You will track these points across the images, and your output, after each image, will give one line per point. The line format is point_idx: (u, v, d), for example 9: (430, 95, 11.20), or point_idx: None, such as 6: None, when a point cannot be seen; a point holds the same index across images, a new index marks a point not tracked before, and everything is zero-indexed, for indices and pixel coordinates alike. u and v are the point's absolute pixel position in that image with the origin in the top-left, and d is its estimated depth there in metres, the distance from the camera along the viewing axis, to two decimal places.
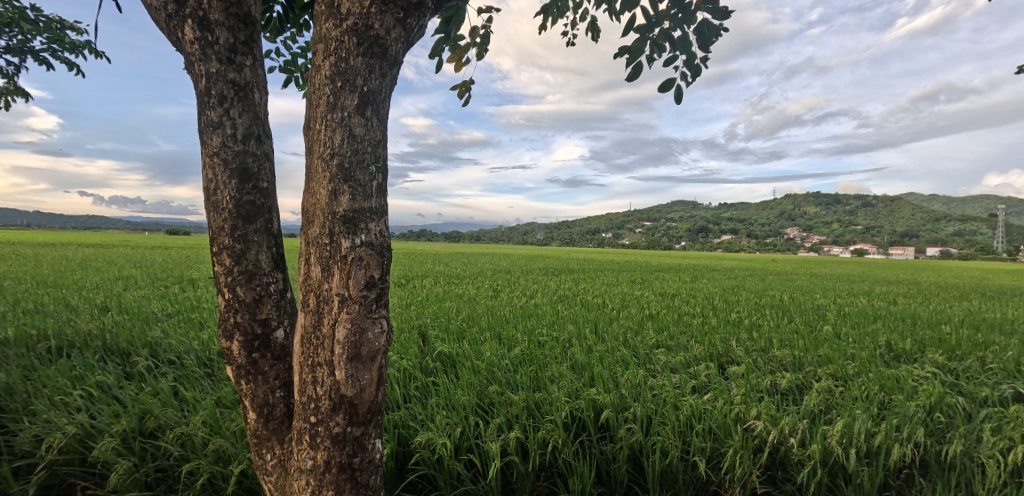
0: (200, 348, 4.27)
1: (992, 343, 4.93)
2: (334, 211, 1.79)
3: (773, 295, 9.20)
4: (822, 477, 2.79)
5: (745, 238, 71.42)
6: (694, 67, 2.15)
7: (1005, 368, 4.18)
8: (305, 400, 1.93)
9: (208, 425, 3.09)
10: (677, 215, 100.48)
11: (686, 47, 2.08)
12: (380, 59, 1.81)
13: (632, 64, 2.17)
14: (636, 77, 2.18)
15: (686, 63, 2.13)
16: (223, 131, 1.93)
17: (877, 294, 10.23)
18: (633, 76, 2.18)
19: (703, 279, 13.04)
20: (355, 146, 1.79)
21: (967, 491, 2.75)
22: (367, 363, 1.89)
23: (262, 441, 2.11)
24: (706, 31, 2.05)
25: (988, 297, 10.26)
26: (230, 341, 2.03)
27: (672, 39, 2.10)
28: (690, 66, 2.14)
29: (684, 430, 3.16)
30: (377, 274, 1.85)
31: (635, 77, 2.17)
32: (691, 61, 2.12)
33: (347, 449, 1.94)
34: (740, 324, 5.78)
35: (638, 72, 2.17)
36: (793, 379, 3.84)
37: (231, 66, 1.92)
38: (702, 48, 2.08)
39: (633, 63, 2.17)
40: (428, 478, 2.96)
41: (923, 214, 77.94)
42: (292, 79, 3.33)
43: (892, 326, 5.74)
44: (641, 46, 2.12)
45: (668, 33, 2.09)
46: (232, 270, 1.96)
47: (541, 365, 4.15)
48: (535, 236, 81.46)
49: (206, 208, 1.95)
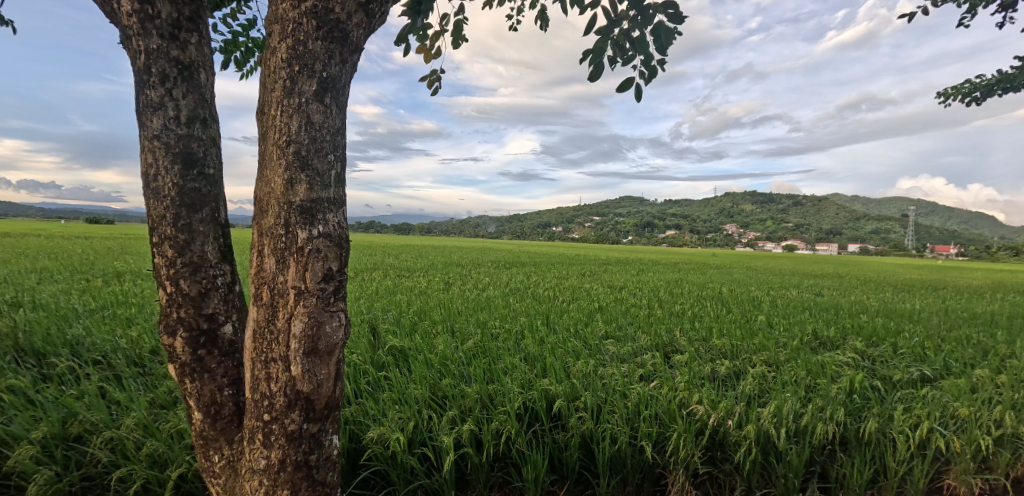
0: (130, 346, 4.00)
1: (903, 330, 5.38)
2: (290, 201, 1.73)
3: (714, 287, 9.62)
4: (757, 456, 2.96)
5: (687, 234, 74.17)
6: (652, 68, 2.21)
7: (914, 352, 4.59)
8: (258, 397, 1.86)
9: (141, 427, 2.91)
10: (623, 210, 102.76)
11: (644, 47, 2.13)
12: (341, 44, 1.76)
13: (594, 64, 2.22)
14: (597, 77, 2.23)
15: (645, 63, 2.19)
16: (165, 112, 1.82)
17: (804, 286, 10.96)
18: (594, 77, 2.23)
19: (648, 272, 13.41)
20: (313, 134, 1.73)
21: (882, 467, 2.99)
22: (325, 357, 1.84)
23: (209, 441, 2.01)
24: (663, 32, 2.11)
25: (905, 289, 11.13)
26: (173, 338, 1.92)
27: (631, 39, 2.15)
28: (647, 67, 2.20)
29: (632, 417, 3.27)
30: (335, 266, 1.80)
31: (596, 76, 2.23)
32: (649, 62, 2.17)
33: (304, 446, 1.88)
34: (683, 315, 6.03)
35: (599, 72, 2.22)
36: (731, 365, 4.06)
37: (175, 43, 1.82)
38: (660, 49, 2.14)
39: (595, 63, 2.22)
40: (381, 473, 2.93)
41: (846, 213, 83.47)
42: (230, 60, 3.20)
43: (817, 315, 6.17)
44: (602, 46, 2.19)
45: (627, 34, 2.15)
46: (175, 262, 1.86)
47: (494, 357, 4.19)
48: (486, 229, 81.00)
49: (146, 195, 1.83)
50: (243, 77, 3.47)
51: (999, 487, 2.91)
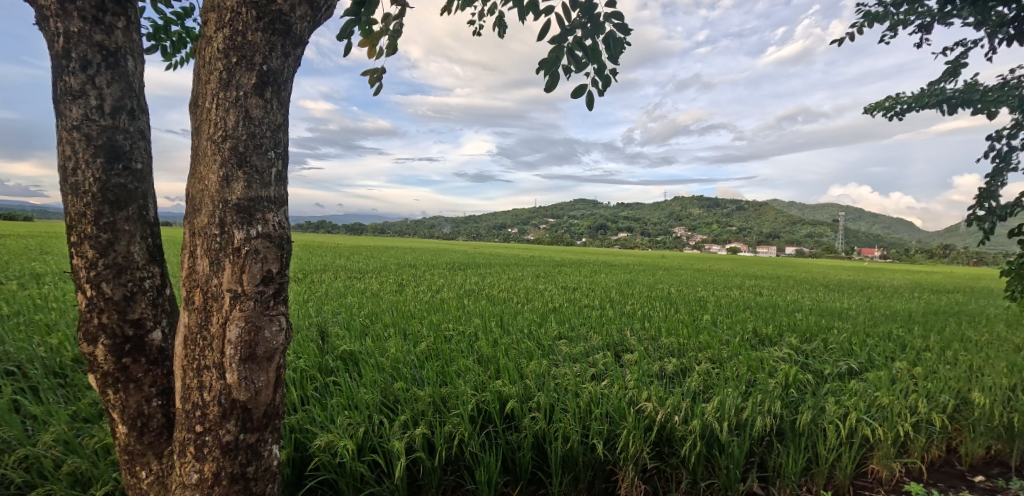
0: (49, 355, 3.70)
1: (833, 327, 5.71)
2: (226, 199, 1.63)
3: (662, 287, 9.90)
4: (701, 449, 3.06)
5: (638, 236, 76.17)
6: (605, 77, 2.22)
7: (843, 347, 4.88)
8: (190, 407, 1.76)
9: (61, 443, 2.70)
10: (577, 212, 104.33)
11: (596, 56, 2.15)
12: (283, 37, 1.68)
13: (551, 74, 2.21)
14: (553, 86, 2.21)
15: (597, 72, 2.20)
16: (86, 101, 1.69)
17: (746, 286, 11.46)
18: (551, 86, 2.21)
19: (601, 273, 13.66)
20: (251, 129, 1.64)
21: (815, 458, 3.15)
22: (264, 363, 1.75)
23: (135, 457, 1.88)
24: (614, 41, 2.13)
25: (836, 288, 11.86)
26: (94, 346, 1.78)
27: (584, 48, 2.16)
28: (600, 75, 2.21)
29: (584, 415, 3.30)
30: (275, 267, 1.71)
31: (552, 86, 2.20)
32: (602, 70, 2.18)
33: (240, 457, 1.78)
34: (633, 315, 6.17)
35: (555, 82, 2.21)
36: (678, 363, 4.18)
37: (99, 26, 1.69)
38: (612, 58, 2.16)
39: (550, 74, 2.20)
40: (329, 482, 2.83)
41: (786, 218, 88.05)
42: (159, 47, 3.01)
43: (757, 314, 6.46)
44: (556, 56, 2.19)
45: (580, 43, 2.16)
46: (97, 263, 1.73)
47: (446, 359, 4.15)
48: (442, 230, 80.31)
49: (63, 191, 1.69)
50: (173, 69, 3.28)
51: (915, 469, 3.20)
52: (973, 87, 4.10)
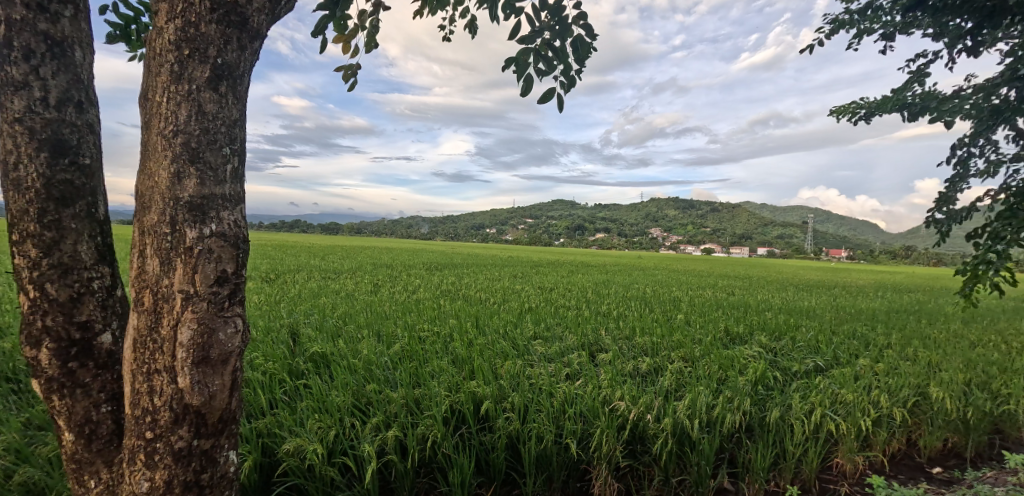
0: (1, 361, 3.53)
1: (802, 325, 5.83)
2: (177, 197, 1.58)
3: (638, 287, 9.99)
4: (673, 446, 3.08)
5: (617, 237, 76.86)
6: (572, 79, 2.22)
7: (811, 345, 4.99)
8: (140, 413, 1.69)
9: (12, 452, 2.57)
10: (556, 213, 104.78)
11: (564, 57, 2.14)
12: (239, 29, 1.62)
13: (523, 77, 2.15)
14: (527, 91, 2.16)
15: (565, 74, 2.19)
16: (29, 92, 1.60)
17: (720, 286, 11.65)
18: (526, 92, 2.13)
19: (578, 273, 13.72)
20: (205, 124, 1.59)
21: (784, 454, 3.20)
22: (219, 366, 1.69)
23: (83, 466, 1.79)
24: (582, 43, 2.13)
25: (806, 287, 12.15)
26: (38, 350, 1.70)
27: (553, 49, 2.14)
28: (568, 77, 2.21)
29: (558, 415, 3.29)
30: (230, 267, 1.66)
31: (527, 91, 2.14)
32: (570, 72, 2.18)
33: (194, 464, 1.72)
34: (609, 315, 6.20)
35: (529, 85, 2.16)
36: (652, 362, 4.21)
37: (43, 14, 1.62)
38: (579, 60, 2.17)
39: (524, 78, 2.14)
40: (297, 488, 2.77)
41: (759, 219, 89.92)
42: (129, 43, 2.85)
43: (730, 313, 6.56)
44: (526, 58, 2.16)
45: (549, 44, 2.15)
46: (40, 263, 1.65)
47: (420, 360, 4.10)
48: (420, 230, 79.75)
49: (2, 187, 1.61)
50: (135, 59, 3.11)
51: (877, 462, 3.29)
52: (931, 94, 4.22)
